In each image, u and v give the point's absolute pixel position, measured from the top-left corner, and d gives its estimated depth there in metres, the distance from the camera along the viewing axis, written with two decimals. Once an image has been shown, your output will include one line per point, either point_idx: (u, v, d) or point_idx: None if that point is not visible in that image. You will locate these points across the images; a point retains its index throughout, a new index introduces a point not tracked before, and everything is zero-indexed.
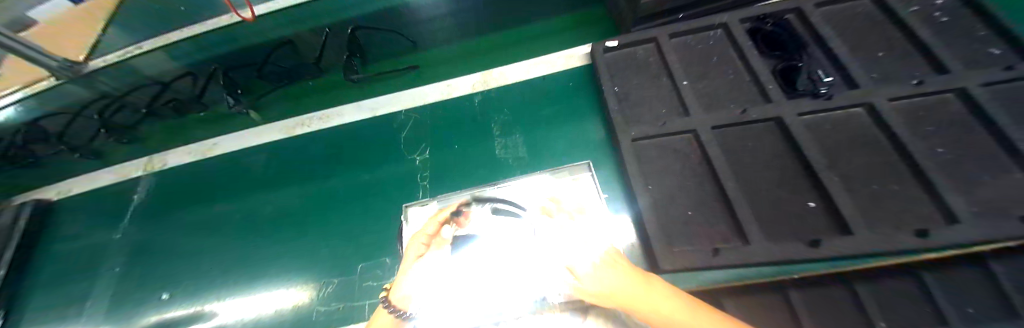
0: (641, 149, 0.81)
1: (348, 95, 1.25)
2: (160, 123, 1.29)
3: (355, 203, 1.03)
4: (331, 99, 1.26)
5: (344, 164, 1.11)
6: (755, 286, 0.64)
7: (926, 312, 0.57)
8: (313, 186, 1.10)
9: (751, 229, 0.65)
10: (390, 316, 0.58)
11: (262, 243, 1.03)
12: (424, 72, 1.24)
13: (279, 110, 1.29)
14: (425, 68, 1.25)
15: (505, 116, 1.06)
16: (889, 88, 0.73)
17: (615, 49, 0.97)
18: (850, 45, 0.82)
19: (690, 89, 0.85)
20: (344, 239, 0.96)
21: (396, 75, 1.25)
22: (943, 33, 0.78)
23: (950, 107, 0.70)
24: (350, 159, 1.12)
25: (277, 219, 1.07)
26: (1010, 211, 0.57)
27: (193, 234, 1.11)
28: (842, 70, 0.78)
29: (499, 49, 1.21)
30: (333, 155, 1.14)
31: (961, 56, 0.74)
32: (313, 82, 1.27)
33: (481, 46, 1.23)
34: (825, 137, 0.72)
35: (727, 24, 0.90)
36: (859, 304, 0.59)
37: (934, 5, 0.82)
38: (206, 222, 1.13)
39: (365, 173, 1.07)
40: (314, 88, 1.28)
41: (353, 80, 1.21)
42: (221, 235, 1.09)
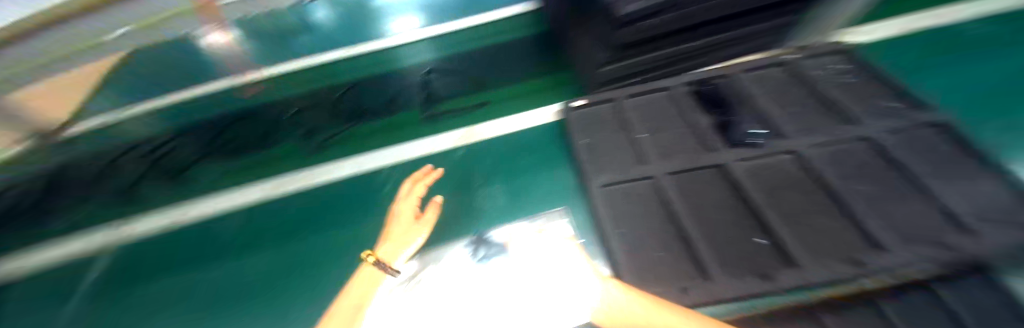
0: (610, 193, 0.89)
1: (420, 133, 1.30)
2: (215, 164, 1.23)
3: (328, 265, 0.97)
4: (318, 157, 1.27)
5: (324, 221, 1.09)
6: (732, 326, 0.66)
7: None
8: (282, 248, 1.03)
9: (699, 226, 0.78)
10: (378, 270, 0.77)
11: (211, 319, 0.90)
12: (494, 107, 1.34)
13: (346, 145, 1.29)
14: (494, 104, 1.35)
15: (485, 168, 1.14)
16: (807, 138, 0.86)
17: (580, 107, 1.11)
18: (773, 101, 0.96)
19: (647, 140, 0.97)
20: (314, 306, 0.88)
21: (470, 111, 1.34)
22: (843, 92, 0.94)
23: (860, 151, 0.83)
24: (326, 217, 1.10)
25: (235, 289, 0.96)
26: (926, 238, 0.66)
27: (118, 316, 0.93)
28: (768, 123, 0.91)
29: (518, 98, 1.35)
30: (309, 214, 1.11)
31: (862, 109, 0.89)
32: (380, 121, 1.35)
33: (499, 97, 1.36)
34: (763, 180, 0.82)
35: (672, 87, 1.06)
36: None
37: (832, 70, 1.00)
38: (139, 301, 0.96)
39: (341, 232, 1.05)
40: (380, 128, 1.33)
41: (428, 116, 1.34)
42: (157, 316, 0.92)
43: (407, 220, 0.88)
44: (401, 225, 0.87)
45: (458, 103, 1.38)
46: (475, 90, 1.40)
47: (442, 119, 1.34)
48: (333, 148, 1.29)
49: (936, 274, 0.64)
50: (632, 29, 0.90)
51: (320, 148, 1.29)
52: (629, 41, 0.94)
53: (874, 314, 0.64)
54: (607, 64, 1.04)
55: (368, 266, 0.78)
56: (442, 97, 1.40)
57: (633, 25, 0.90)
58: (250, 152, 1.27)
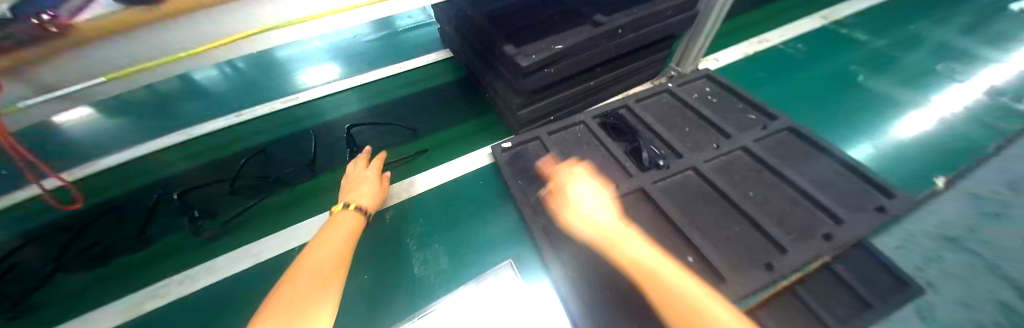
0: (550, 235, 0.96)
1: None
2: (64, 284, 0.93)
3: None
4: (197, 250, 1.01)
5: (234, 318, 0.88)
6: None
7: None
8: None
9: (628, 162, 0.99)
10: (355, 212, 0.85)
11: None
12: (436, 152, 1.30)
13: (260, 223, 1.07)
14: (435, 149, 1.31)
15: (420, 225, 1.08)
16: (703, 154, 1.00)
17: (507, 149, 1.15)
18: (671, 124, 1.11)
19: (574, 174, 1.03)
20: None
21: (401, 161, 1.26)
22: (720, 109, 1.13)
23: (741, 160, 0.99)
24: (222, 322, 0.87)
25: None
26: (802, 233, 0.83)
27: None
28: (669, 144, 1.04)
29: (449, 143, 1.33)
30: (199, 323, 0.87)
31: (736, 123, 1.08)
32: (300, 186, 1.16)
33: (434, 141, 1.34)
34: (676, 197, 0.93)
35: (586, 120, 1.15)
36: None
37: (708, 91, 1.20)
38: None
39: None
40: (295, 199, 1.13)
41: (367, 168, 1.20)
42: None
43: (371, 181, 0.98)
44: (366, 185, 0.96)
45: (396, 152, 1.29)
46: (411, 138, 1.34)
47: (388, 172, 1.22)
48: (230, 234, 1.05)
49: (817, 264, 0.80)
50: (537, 75, 0.97)
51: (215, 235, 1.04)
52: (537, 85, 1.00)
53: (798, 300, 0.77)
54: (523, 108, 1.09)
55: (344, 213, 0.84)
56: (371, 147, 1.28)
57: (538, 72, 0.97)
58: (117, 256, 0.99)
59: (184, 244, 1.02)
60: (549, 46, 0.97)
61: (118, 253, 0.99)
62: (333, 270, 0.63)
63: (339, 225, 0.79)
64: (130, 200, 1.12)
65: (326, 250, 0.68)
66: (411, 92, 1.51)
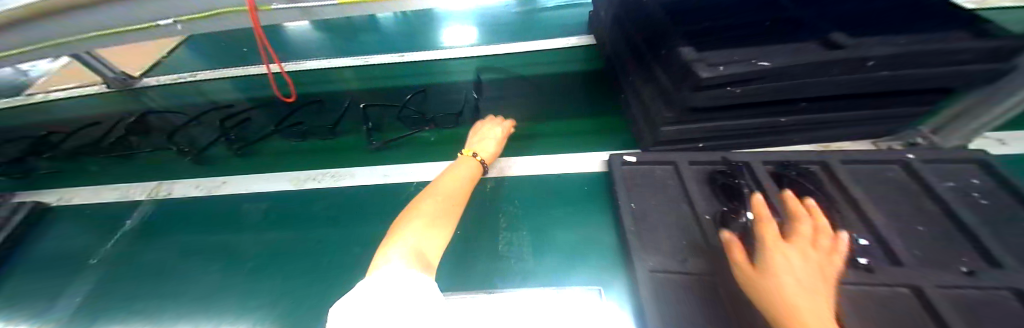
0: (660, 283, 0.73)
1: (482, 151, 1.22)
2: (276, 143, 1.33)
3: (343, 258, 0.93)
4: (351, 158, 1.24)
5: (354, 217, 1.04)
6: None
7: None
8: (308, 231, 1.02)
9: (802, 228, 0.58)
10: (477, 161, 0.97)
11: (234, 286, 0.91)
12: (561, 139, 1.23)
13: (406, 150, 1.24)
14: (567, 136, 1.23)
15: (514, 208, 1.02)
16: (935, 272, 0.65)
17: (632, 164, 1.00)
18: (884, 209, 0.76)
19: (711, 223, 0.81)
20: (324, 298, 0.84)
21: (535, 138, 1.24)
22: (985, 216, 0.72)
23: (1018, 310, 0.59)
24: (349, 213, 1.05)
25: (255, 262, 0.96)
26: None
27: (173, 260, 1.00)
28: (877, 238, 0.71)
29: (589, 134, 1.22)
30: (336, 205, 1.08)
31: (1019, 246, 0.67)
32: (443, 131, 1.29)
33: (563, 128, 1.26)
34: (875, 322, 0.60)
35: (750, 163, 0.89)
36: None
37: (970, 184, 0.78)
38: (191, 249, 1.03)
39: (362, 227, 1.01)
40: (436, 141, 1.25)
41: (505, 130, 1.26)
42: (201, 265, 0.98)
43: (495, 139, 1.09)
44: (490, 142, 1.07)
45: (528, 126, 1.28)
46: (538, 118, 1.30)
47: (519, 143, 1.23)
48: (391, 150, 1.24)
49: None
50: (714, 92, 0.77)
51: (380, 148, 1.25)
52: (706, 105, 0.80)
53: None
54: (672, 124, 0.90)
55: (469, 159, 0.97)
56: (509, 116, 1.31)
57: (714, 88, 0.77)
58: (315, 137, 1.33)
59: (356, 147, 1.27)
60: (750, 59, 0.75)
61: (316, 134, 1.33)
62: (458, 200, 0.81)
63: (457, 170, 0.91)
64: (323, 100, 1.46)
65: (449, 183, 0.84)
66: (542, 72, 1.48)
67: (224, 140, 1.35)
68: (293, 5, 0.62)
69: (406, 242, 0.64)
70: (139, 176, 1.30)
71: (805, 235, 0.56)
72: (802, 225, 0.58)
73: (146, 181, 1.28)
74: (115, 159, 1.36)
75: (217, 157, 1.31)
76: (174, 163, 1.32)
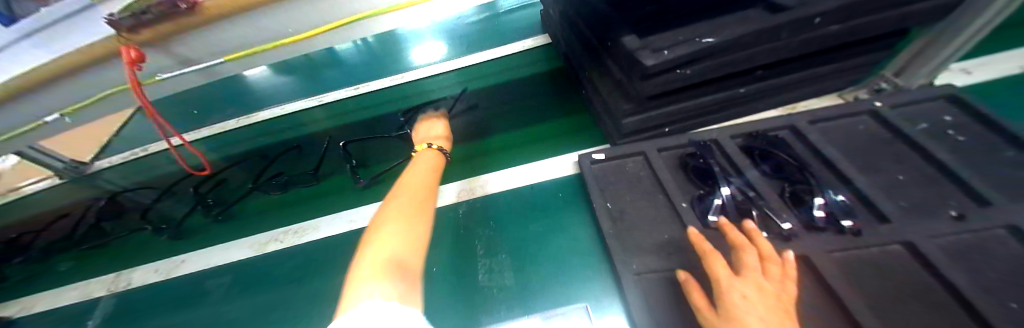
0: (646, 285, 0.69)
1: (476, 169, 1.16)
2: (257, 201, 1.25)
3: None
4: (326, 205, 1.17)
5: (323, 275, 0.97)
6: None
7: None
8: (269, 304, 0.95)
9: (749, 259, 0.57)
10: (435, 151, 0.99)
11: None
12: (539, 142, 1.18)
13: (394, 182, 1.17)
14: (546, 140, 1.18)
15: (491, 230, 0.96)
16: (922, 223, 0.61)
17: (603, 161, 0.95)
18: (863, 164, 0.72)
19: (690, 210, 0.77)
20: None
21: (513, 149, 1.19)
22: (964, 152, 0.69)
23: (1016, 248, 0.56)
24: (316, 272, 0.99)
25: None
26: None
27: None
28: (861, 197, 0.67)
29: (565, 134, 1.17)
30: (301, 266, 1.01)
31: (1004, 180, 0.63)
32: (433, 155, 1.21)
33: (536, 134, 1.21)
34: (869, 285, 0.56)
35: (719, 140, 0.85)
36: None
37: (942, 121, 0.75)
38: None
39: (329, 289, 0.93)
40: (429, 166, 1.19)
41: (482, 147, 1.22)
42: None
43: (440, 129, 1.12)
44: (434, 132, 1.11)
45: (501, 137, 1.23)
46: (509, 128, 1.26)
47: (496, 156, 1.18)
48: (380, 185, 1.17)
49: None
50: (664, 78, 0.74)
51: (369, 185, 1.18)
52: (660, 91, 0.77)
53: None
54: (633, 115, 0.87)
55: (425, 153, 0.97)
56: (479, 132, 1.26)
57: (664, 74, 0.74)
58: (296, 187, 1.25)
59: (327, 192, 1.21)
60: (694, 38, 0.72)
61: (299, 183, 1.24)
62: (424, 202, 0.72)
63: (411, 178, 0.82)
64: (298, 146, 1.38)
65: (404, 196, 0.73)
66: (507, 79, 1.43)
67: (200, 207, 1.25)
68: (184, 68, 0.63)
69: (383, 253, 0.54)
70: (100, 269, 1.23)
71: (755, 269, 0.55)
72: (748, 256, 0.58)
73: (109, 273, 1.21)
74: (74, 255, 1.29)
75: (198, 227, 1.23)
76: (141, 246, 1.25)
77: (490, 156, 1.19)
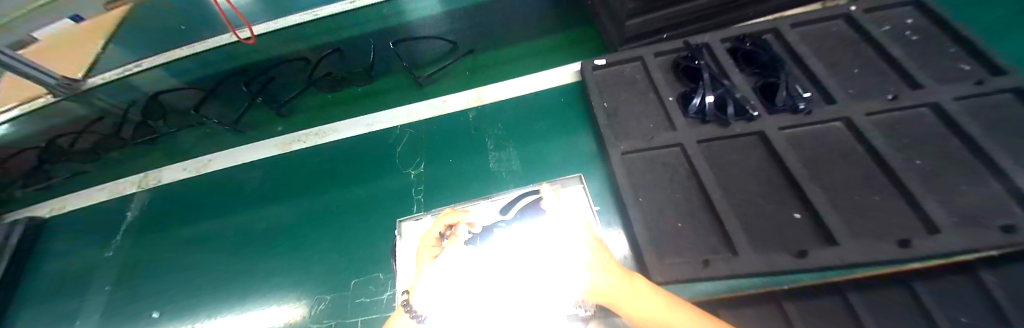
0: (631, 162, 0.85)
1: (511, 70, 1.22)
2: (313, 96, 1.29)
3: (345, 220, 1.01)
4: (373, 106, 1.23)
5: (349, 176, 1.09)
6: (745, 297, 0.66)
7: (909, 321, 0.59)
8: (303, 202, 1.08)
9: None
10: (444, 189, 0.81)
11: (254, 260, 1.00)
12: (551, 52, 1.23)
13: (448, 80, 1.24)
14: (556, 49, 1.23)
15: (498, 130, 1.07)
16: (865, 104, 0.77)
17: (602, 67, 1.01)
18: (829, 61, 0.85)
19: (676, 104, 0.88)
20: (337, 255, 0.95)
21: (531, 56, 1.24)
22: (914, 51, 0.83)
23: (925, 120, 0.74)
24: (342, 173, 1.10)
25: (267, 238, 1.04)
26: (988, 220, 0.61)
27: (184, 253, 1.07)
28: (822, 87, 0.81)
29: (572, 45, 1.23)
30: (327, 170, 1.12)
31: (933, 73, 0.79)
32: (474, 57, 1.28)
33: (545, 45, 1.25)
34: (806, 151, 0.75)
35: (710, 44, 0.94)
36: (853, 314, 0.61)
37: (904, 25, 0.87)
38: (198, 240, 1.08)
39: (357, 188, 1.06)
40: (473, 68, 1.25)
41: (503, 55, 1.27)
42: (213, 250, 1.05)
43: None
44: None
45: (512, 47, 1.27)
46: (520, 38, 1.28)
47: (517, 61, 1.24)
48: (437, 83, 1.24)
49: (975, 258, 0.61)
50: None
51: (426, 81, 1.24)
52: None
53: (909, 293, 0.61)
54: (635, 16, 0.92)
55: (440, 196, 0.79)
56: (489, 42, 1.29)
57: None
58: (351, 86, 1.28)
59: (354, 96, 1.27)
60: None
61: (352, 81, 1.28)
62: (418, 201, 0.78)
63: None
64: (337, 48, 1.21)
65: None
66: None
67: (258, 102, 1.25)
68: None
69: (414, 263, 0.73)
70: (124, 172, 1.27)
71: None
72: None
73: (134, 173, 1.26)
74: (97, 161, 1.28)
75: (257, 124, 1.27)
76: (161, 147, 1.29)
77: (506, 63, 1.24)
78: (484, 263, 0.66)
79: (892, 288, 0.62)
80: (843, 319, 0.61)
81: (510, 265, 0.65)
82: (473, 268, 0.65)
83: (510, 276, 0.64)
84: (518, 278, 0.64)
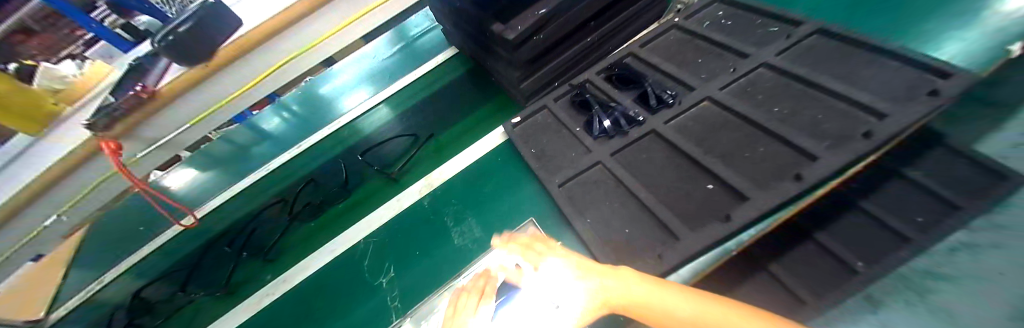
0: (569, 190, 0.95)
1: (461, 144, 1.34)
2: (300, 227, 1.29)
3: None
4: (338, 228, 1.25)
5: (330, 312, 1.07)
6: (736, 275, 0.77)
7: (868, 241, 0.71)
8: None
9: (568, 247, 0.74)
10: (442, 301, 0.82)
11: None
12: (484, 120, 1.38)
13: (417, 169, 1.32)
14: (489, 114, 1.40)
15: (455, 206, 1.15)
16: (719, 80, 0.95)
17: (518, 123, 1.17)
18: (680, 59, 1.07)
19: (583, 132, 1.02)
20: None
21: (469, 132, 1.37)
22: (734, 31, 1.05)
23: (766, 76, 0.92)
24: (319, 310, 1.09)
25: None
26: (846, 135, 0.72)
27: None
28: (681, 81, 1.00)
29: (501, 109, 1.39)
30: (302, 314, 1.09)
31: (754, 41, 1.00)
32: (433, 141, 1.38)
33: (471, 120, 1.40)
34: (694, 131, 0.89)
35: (591, 79, 1.13)
36: (828, 254, 0.73)
37: (719, 16, 1.12)
38: None
39: (340, 321, 1.05)
40: (434, 151, 1.35)
41: (454, 133, 1.38)
42: None
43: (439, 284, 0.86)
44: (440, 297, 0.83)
45: (448, 125, 1.42)
46: (453, 118, 1.44)
47: (459, 135, 1.37)
48: (406, 176, 1.31)
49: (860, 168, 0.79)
50: (528, 45, 0.99)
51: (399, 175, 1.32)
52: (531, 54, 1.03)
53: (846, 222, 0.75)
54: (524, 79, 1.12)
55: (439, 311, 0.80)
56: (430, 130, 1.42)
57: (527, 42, 0.99)
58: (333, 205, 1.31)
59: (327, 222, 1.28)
60: (534, 12, 0.97)
61: (334, 201, 1.31)
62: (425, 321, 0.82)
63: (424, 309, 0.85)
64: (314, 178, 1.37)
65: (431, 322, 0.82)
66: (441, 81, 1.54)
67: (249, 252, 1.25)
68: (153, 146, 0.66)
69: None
70: None
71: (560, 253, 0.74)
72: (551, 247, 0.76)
73: None
74: None
75: (252, 272, 1.21)
76: None
77: (456, 140, 1.36)
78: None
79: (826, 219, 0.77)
80: (828, 262, 0.72)
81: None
82: None
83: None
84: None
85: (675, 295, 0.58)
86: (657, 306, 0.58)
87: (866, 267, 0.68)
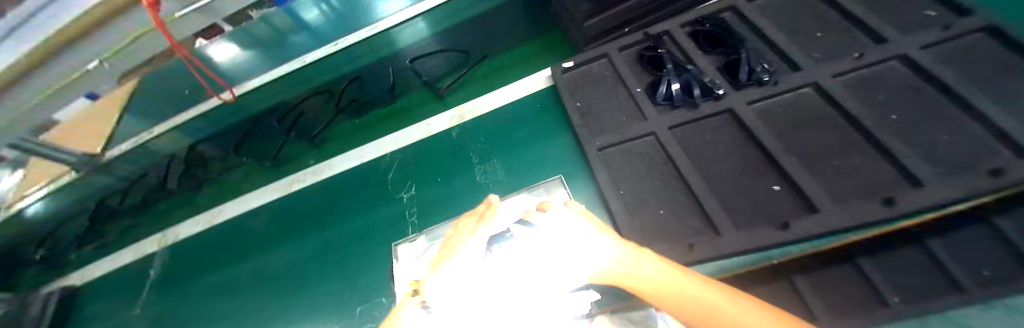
0: (608, 156, 0.86)
1: (509, 76, 1.23)
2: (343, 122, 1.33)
3: (349, 253, 1.04)
4: (376, 132, 1.27)
5: (349, 209, 1.13)
6: (749, 277, 0.67)
7: (935, 282, 0.56)
8: (307, 242, 1.12)
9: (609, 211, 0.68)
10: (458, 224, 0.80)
11: (269, 300, 1.05)
12: (535, 54, 1.23)
13: (462, 92, 1.25)
14: (541, 48, 1.25)
15: (481, 144, 1.10)
16: (832, 65, 0.78)
17: (571, 69, 1.04)
18: (789, 28, 0.88)
19: (644, 94, 0.90)
20: (342, 286, 0.98)
21: (516, 61, 1.25)
22: (876, 7, 0.84)
23: (896, 73, 0.73)
24: (340, 206, 1.15)
25: (277, 277, 1.08)
26: (975, 165, 0.57)
27: (204, 301, 1.12)
28: (785, 57, 0.83)
29: (553, 46, 1.24)
30: (327, 205, 1.17)
31: (898, 26, 0.79)
32: (484, 65, 1.29)
33: (520, 52, 1.26)
34: (777, 123, 0.76)
35: (671, 31, 0.96)
36: (866, 281, 0.60)
37: None
38: (214, 290, 1.14)
39: (357, 218, 1.10)
40: (481, 75, 1.26)
41: (505, 60, 1.27)
42: (232, 296, 1.10)
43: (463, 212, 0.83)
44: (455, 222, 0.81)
45: (497, 52, 1.29)
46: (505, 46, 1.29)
47: (508, 63, 1.26)
48: (455, 94, 1.26)
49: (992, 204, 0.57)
50: None
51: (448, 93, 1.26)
52: None
53: (922, 256, 0.59)
54: (591, 16, 0.99)
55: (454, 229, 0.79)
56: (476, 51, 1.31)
57: None
58: (375, 107, 1.32)
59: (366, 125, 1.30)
60: None
61: (378, 103, 1.32)
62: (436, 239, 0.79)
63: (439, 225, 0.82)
64: (358, 76, 1.31)
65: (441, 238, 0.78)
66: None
67: (296, 134, 1.33)
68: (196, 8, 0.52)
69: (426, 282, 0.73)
70: (147, 233, 1.34)
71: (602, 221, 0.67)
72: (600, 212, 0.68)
73: (156, 231, 1.34)
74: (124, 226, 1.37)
75: (297, 152, 1.32)
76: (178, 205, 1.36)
77: (505, 70, 1.25)
78: (512, 271, 0.73)
79: (895, 247, 0.61)
80: (861, 288, 0.60)
81: (516, 275, 0.73)
82: (486, 282, 0.71)
83: (517, 286, 0.71)
84: (521, 286, 0.71)
85: (722, 298, 0.49)
86: (693, 300, 0.50)
87: (902, 305, 0.56)
